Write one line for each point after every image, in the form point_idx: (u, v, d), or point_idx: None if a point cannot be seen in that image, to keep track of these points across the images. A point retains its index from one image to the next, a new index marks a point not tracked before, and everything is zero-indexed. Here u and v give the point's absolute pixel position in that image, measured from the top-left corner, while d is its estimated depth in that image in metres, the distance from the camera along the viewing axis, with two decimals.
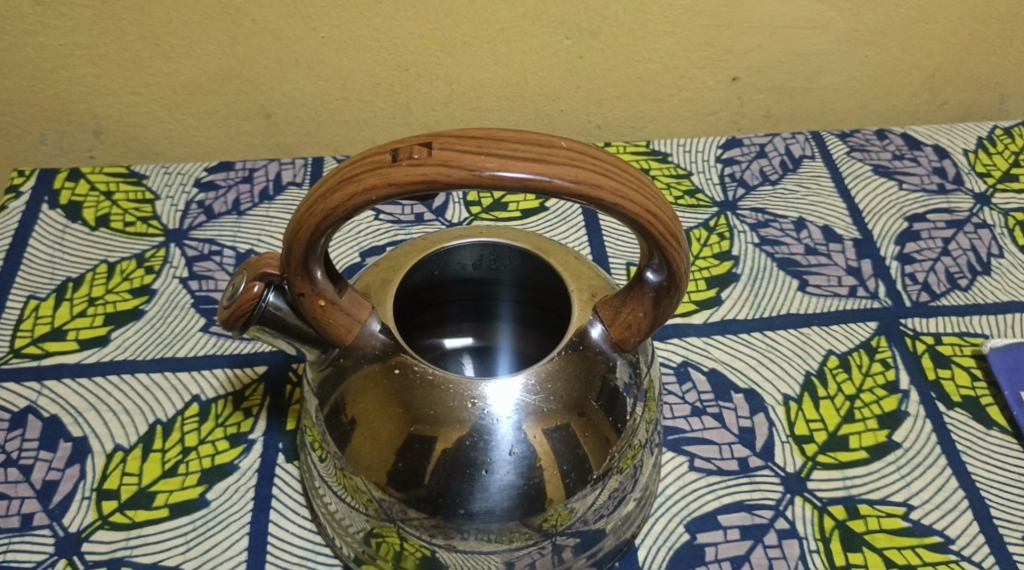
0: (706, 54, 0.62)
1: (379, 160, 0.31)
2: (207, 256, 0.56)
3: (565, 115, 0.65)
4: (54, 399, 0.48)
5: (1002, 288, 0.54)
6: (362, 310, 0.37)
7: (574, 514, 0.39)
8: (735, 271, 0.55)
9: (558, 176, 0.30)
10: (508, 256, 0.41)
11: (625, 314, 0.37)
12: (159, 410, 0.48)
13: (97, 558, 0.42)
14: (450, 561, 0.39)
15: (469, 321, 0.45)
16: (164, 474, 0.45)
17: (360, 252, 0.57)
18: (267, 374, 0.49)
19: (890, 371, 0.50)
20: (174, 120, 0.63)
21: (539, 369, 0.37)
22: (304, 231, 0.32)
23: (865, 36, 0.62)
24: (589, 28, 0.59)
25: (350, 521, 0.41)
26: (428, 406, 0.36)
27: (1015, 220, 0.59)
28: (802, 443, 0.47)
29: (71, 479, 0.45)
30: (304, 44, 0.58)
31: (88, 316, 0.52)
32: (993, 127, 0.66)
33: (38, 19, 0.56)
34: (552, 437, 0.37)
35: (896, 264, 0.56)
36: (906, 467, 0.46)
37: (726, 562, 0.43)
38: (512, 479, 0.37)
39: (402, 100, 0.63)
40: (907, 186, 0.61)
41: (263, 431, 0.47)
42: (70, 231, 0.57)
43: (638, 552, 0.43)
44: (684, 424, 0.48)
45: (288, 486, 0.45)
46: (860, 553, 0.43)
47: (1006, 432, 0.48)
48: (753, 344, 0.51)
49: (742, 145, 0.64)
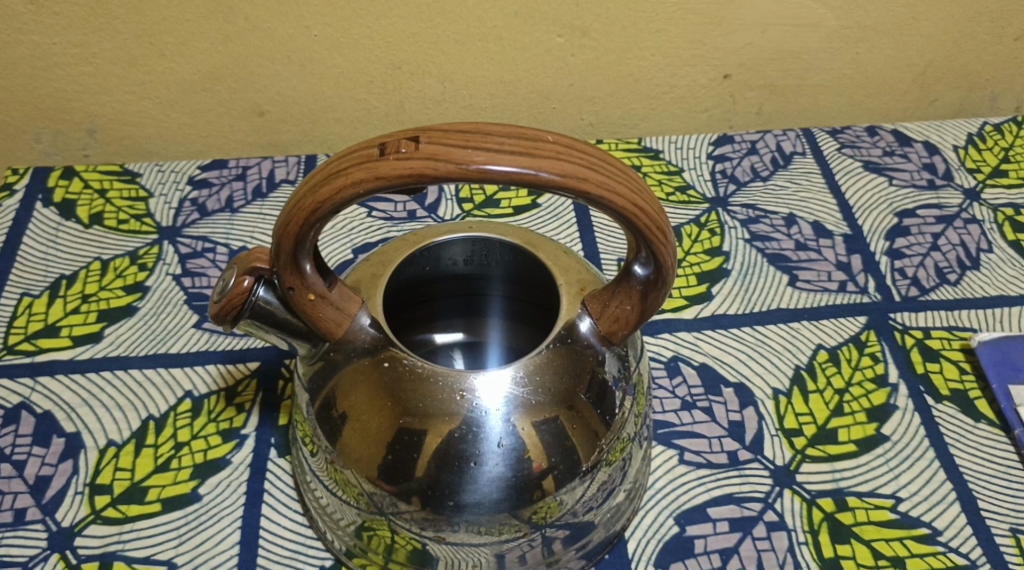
0: (698, 52, 0.62)
1: (367, 154, 0.31)
2: (200, 252, 0.56)
3: (557, 113, 0.66)
4: (47, 395, 0.48)
5: (991, 283, 0.54)
6: (352, 305, 0.37)
7: (564, 507, 0.39)
8: (726, 267, 0.56)
9: (544, 169, 0.30)
10: (498, 251, 0.41)
11: (613, 308, 0.37)
12: (153, 405, 0.48)
13: (90, 552, 0.43)
14: (441, 553, 0.40)
15: (460, 317, 0.45)
16: (157, 469, 0.46)
17: (353, 248, 0.58)
18: (259, 369, 0.49)
19: (879, 365, 0.50)
20: (168, 118, 0.63)
21: (528, 362, 0.37)
22: (292, 226, 0.33)
23: (856, 33, 0.63)
24: (581, 26, 0.60)
25: (341, 515, 0.41)
26: (417, 399, 0.36)
27: (1004, 215, 0.59)
28: (791, 436, 0.47)
29: (64, 474, 0.45)
30: (297, 42, 0.59)
31: (82, 312, 0.52)
32: (983, 124, 0.66)
33: (32, 18, 0.56)
34: (540, 429, 0.37)
35: (885, 259, 0.56)
36: (894, 460, 0.46)
37: (715, 554, 0.43)
38: (501, 471, 0.37)
39: (395, 98, 0.63)
40: (897, 182, 0.61)
41: (255, 426, 0.47)
42: (64, 228, 0.57)
43: (628, 544, 0.44)
44: (674, 417, 0.48)
45: (280, 481, 0.46)
46: (848, 545, 0.43)
47: (994, 425, 0.48)
48: (744, 338, 0.52)
49: (734, 142, 0.64)
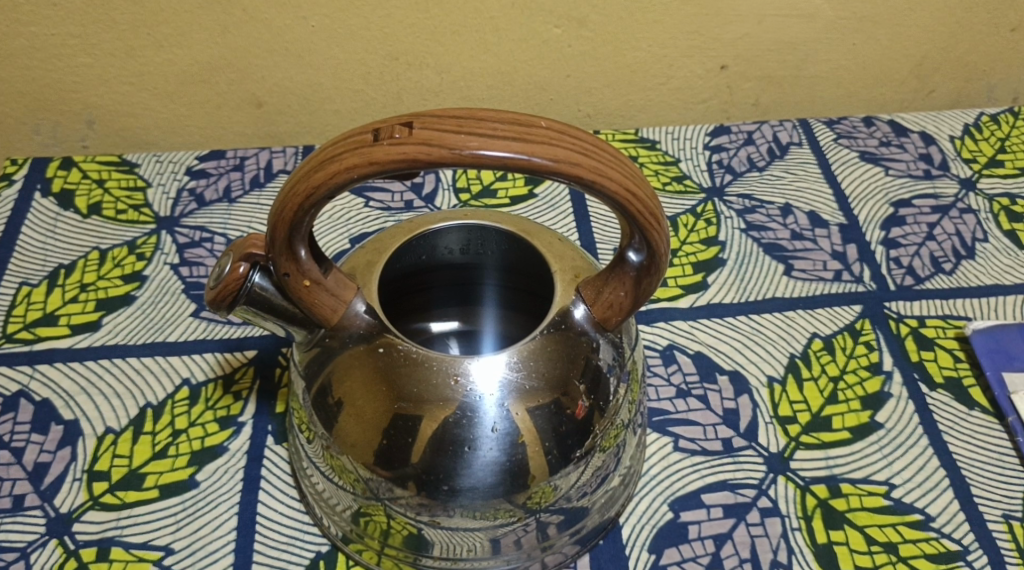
0: (695, 43, 0.62)
1: (361, 139, 0.31)
2: (198, 242, 0.56)
3: (555, 105, 0.66)
4: (46, 382, 0.49)
5: (985, 273, 0.55)
6: (348, 291, 0.37)
7: (558, 492, 0.39)
8: (721, 257, 0.56)
9: (537, 155, 0.31)
10: (494, 240, 0.41)
11: (607, 294, 0.37)
12: (151, 392, 0.48)
13: (88, 538, 0.43)
14: (436, 538, 0.40)
15: (457, 306, 0.45)
16: (155, 455, 0.46)
17: (350, 238, 0.58)
18: (256, 358, 0.50)
19: (873, 354, 0.50)
20: (166, 110, 0.64)
21: (522, 348, 0.37)
22: (287, 211, 0.33)
23: (854, 24, 0.63)
24: (578, 17, 0.60)
25: (337, 500, 0.41)
26: (412, 384, 0.37)
27: (1000, 205, 0.59)
28: (786, 424, 0.47)
29: (63, 461, 0.46)
30: (294, 32, 0.59)
31: (81, 301, 0.53)
32: (980, 114, 0.66)
33: (31, 8, 0.56)
34: (534, 414, 0.37)
35: (881, 249, 0.56)
36: (888, 447, 0.47)
37: (709, 539, 0.43)
38: (495, 456, 0.37)
39: (392, 89, 0.63)
40: (893, 172, 0.61)
41: (252, 414, 0.48)
42: (63, 218, 0.58)
43: (622, 530, 0.44)
44: (669, 405, 0.48)
45: (277, 467, 0.46)
46: (841, 530, 0.44)
47: (988, 413, 0.48)
48: (739, 327, 0.52)
49: (731, 132, 0.65)
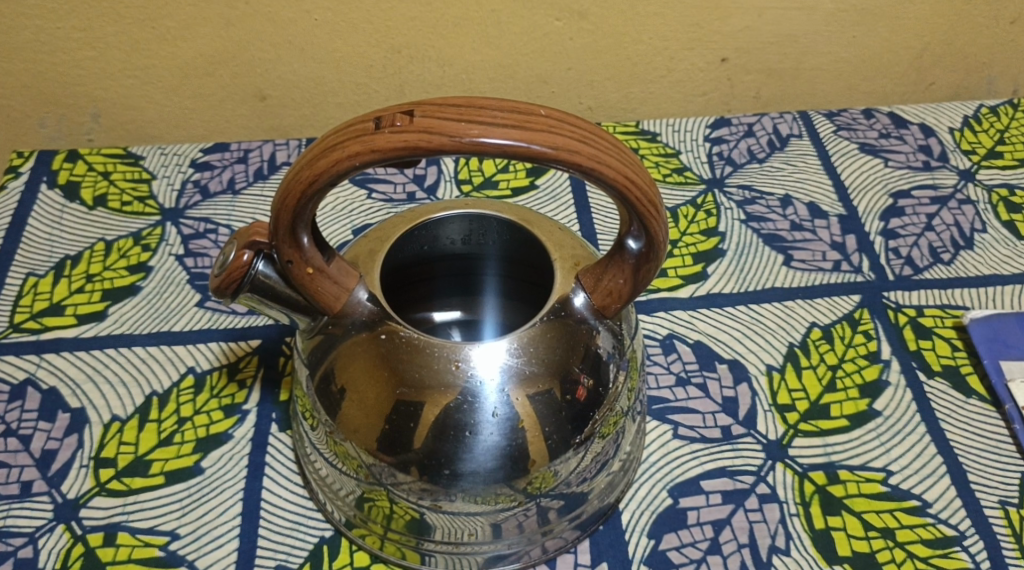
0: (696, 35, 0.63)
1: (363, 127, 0.32)
2: (203, 233, 0.57)
3: (556, 97, 0.66)
4: (53, 371, 0.49)
5: (984, 262, 0.55)
6: (350, 279, 0.38)
7: (558, 477, 0.40)
8: (721, 247, 0.56)
9: (537, 142, 0.31)
10: (495, 229, 0.42)
11: (606, 281, 0.37)
12: (156, 381, 0.49)
13: (94, 523, 0.44)
14: (437, 522, 0.40)
15: (459, 295, 0.45)
16: (161, 443, 0.46)
17: (353, 229, 0.59)
18: (260, 347, 0.50)
19: (872, 342, 0.51)
20: (170, 103, 0.64)
21: (522, 334, 0.38)
22: (290, 199, 0.33)
23: (854, 16, 0.63)
24: (579, 10, 0.60)
25: (340, 485, 0.42)
26: (414, 369, 0.37)
27: (999, 196, 0.59)
28: (784, 411, 0.48)
29: (69, 448, 0.46)
30: (297, 25, 0.59)
31: (86, 291, 0.53)
32: (980, 106, 0.66)
33: (35, 2, 0.57)
34: (534, 400, 0.38)
35: (880, 239, 0.57)
36: (886, 434, 0.47)
37: (707, 525, 0.44)
38: (497, 440, 0.38)
39: (395, 82, 0.64)
40: (893, 163, 0.62)
41: (256, 402, 0.48)
42: (69, 210, 0.58)
43: (622, 515, 0.45)
44: (669, 393, 0.49)
45: (281, 454, 0.46)
46: (839, 516, 0.44)
47: (985, 400, 0.48)
48: (738, 316, 0.52)
49: (731, 124, 0.65)
